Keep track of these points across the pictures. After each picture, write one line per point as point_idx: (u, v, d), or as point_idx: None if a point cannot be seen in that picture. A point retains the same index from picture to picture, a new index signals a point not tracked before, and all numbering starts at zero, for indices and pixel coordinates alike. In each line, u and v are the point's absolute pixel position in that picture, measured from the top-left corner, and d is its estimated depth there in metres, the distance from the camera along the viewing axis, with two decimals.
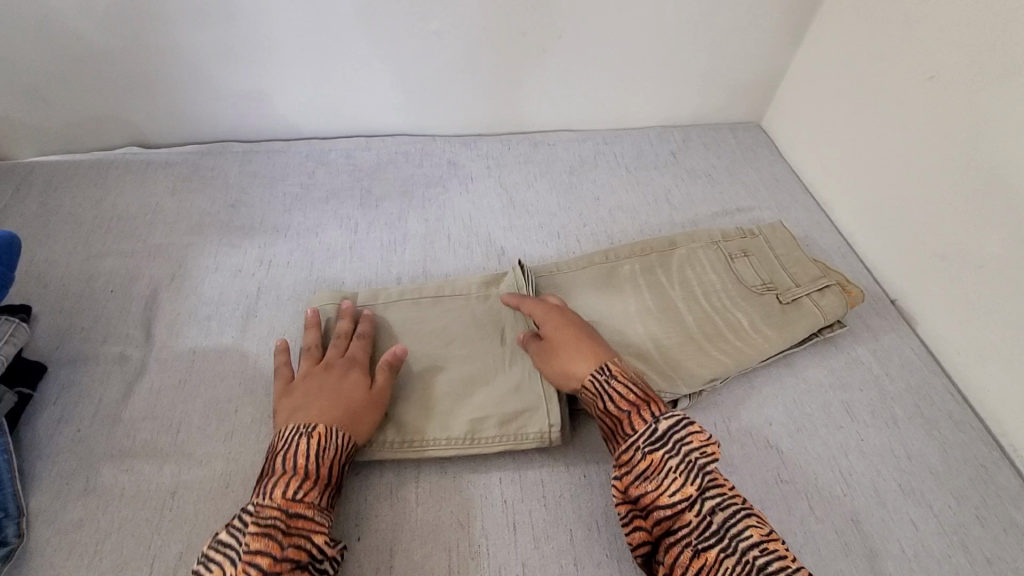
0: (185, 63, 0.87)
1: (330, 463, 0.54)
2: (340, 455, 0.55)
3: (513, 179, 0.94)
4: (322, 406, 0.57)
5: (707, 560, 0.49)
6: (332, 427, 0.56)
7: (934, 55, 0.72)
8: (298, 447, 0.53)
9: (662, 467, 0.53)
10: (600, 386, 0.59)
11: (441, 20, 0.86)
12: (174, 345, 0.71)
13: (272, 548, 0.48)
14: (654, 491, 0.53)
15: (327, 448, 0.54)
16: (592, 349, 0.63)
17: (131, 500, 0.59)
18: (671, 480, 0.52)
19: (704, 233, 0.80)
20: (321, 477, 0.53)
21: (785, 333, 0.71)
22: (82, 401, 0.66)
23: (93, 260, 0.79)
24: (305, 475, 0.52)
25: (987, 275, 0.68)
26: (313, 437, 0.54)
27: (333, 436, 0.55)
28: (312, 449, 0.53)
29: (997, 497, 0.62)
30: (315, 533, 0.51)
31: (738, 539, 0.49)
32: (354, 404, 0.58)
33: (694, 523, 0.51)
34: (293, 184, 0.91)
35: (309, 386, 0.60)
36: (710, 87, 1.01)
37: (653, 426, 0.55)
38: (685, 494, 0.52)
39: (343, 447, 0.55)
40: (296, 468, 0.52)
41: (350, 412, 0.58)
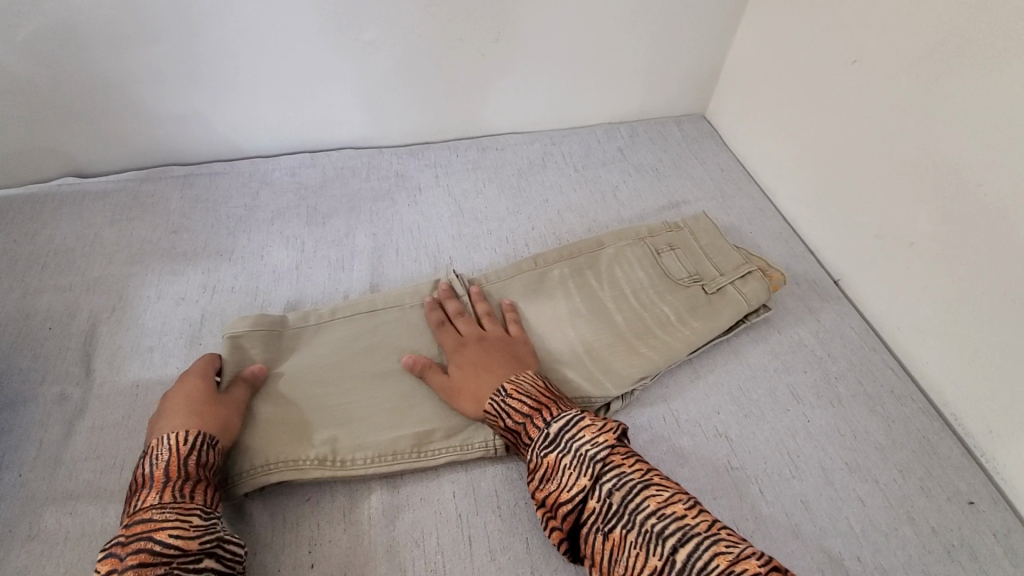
0: (116, 89, 0.85)
1: (163, 464, 0.53)
2: (180, 450, 0.54)
3: (462, 187, 0.94)
4: (163, 423, 0.57)
5: (613, 541, 0.50)
6: (163, 434, 0.56)
7: (857, 39, 0.74)
8: (138, 468, 0.54)
9: (558, 466, 0.54)
10: (497, 405, 0.60)
11: (376, 30, 0.86)
12: (117, 379, 0.70)
13: (114, 563, 0.47)
14: (555, 491, 0.54)
15: (160, 452, 0.54)
16: (489, 371, 0.64)
17: (74, 545, 0.57)
18: (567, 477, 0.53)
19: (630, 231, 0.80)
20: (158, 479, 0.52)
21: (712, 323, 0.72)
22: (21, 446, 0.64)
23: (30, 297, 0.77)
24: (144, 487, 0.52)
25: (919, 251, 0.70)
26: (148, 451, 0.55)
27: (165, 439, 0.55)
28: (146, 463, 0.54)
29: (940, 468, 0.64)
30: (158, 531, 0.48)
31: (636, 512, 0.50)
32: (197, 406, 0.59)
33: (596, 508, 0.52)
34: (237, 207, 0.89)
35: (157, 417, 0.60)
36: (653, 82, 1.02)
37: (545, 432, 0.56)
38: (581, 486, 0.53)
39: (178, 441, 0.55)
40: (137, 487, 0.53)
41: (190, 415, 0.58)
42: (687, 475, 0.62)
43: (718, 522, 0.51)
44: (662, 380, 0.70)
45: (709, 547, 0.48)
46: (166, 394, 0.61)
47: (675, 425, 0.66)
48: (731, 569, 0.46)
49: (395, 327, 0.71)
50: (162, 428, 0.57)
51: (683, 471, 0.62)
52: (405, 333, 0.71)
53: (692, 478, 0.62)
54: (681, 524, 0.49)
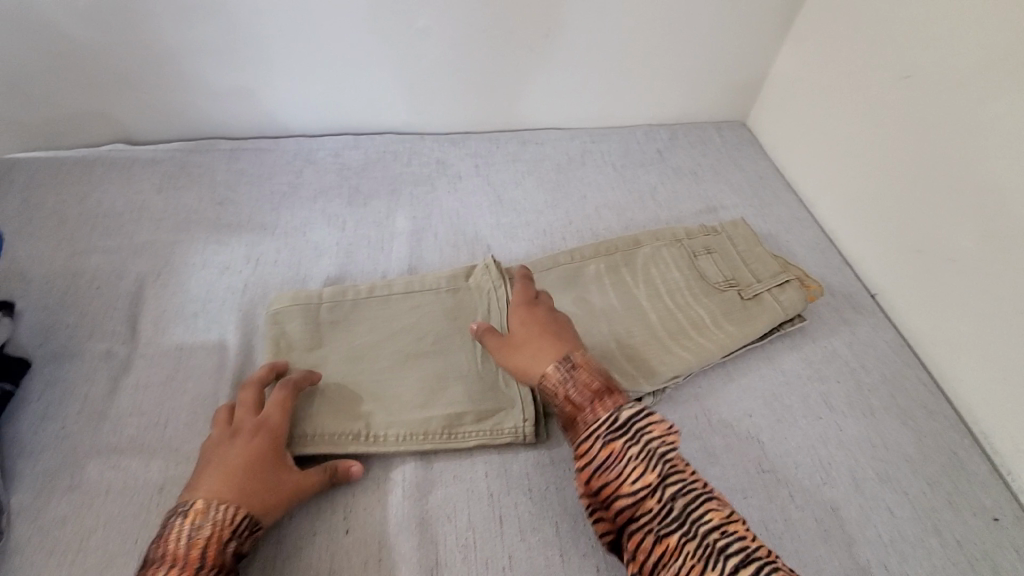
0: (170, 60, 0.87)
1: (200, 544, 0.49)
2: (223, 530, 0.50)
3: (501, 178, 0.95)
4: (212, 479, 0.53)
5: (668, 546, 0.50)
6: (209, 502, 0.51)
7: (907, 54, 0.75)
8: (172, 530, 0.50)
9: (624, 455, 0.54)
10: (565, 373, 0.59)
11: (429, 18, 0.87)
12: (161, 340, 0.71)
13: None
14: (616, 481, 0.54)
15: (203, 525, 0.50)
16: (560, 339, 0.63)
17: (117, 495, 0.59)
18: (632, 469, 0.53)
19: (667, 231, 0.81)
20: (189, 560, 0.48)
21: (746, 328, 0.72)
22: (68, 397, 0.66)
23: (79, 257, 0.79)
24: (173, 562, 0.48)
25: (960, 268, 0.70)
26: (188, 515, 0.50)
27: (211, 510, 0.51)
28: (184, 531, 0.50)
29: (969, 483, 0.64)
30: None
31: (698, 522, 0.51)
32: (254, 476, 0.54)
33: (656, 510, 0.52)
34: (281, 183, 0.91)
35: (207, 453, 0.55)
36: (695, 86, 1.03)
37: (615, 416, 0.56)
38: (646, 481, 0.53)
39: (225, 520, 0.51)
40: (162, 555, 0.49)
41: (243, 487, 0.53)
42: (717, 473, 0.63)
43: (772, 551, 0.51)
44: (695, 380, 0.71)
45: (769, 573, 0.48)
46: (229, 427, 0.57)
47: (707, 425, 0.67)
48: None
49: (432, 310, 0.72)
50: (210, 486, 0.52)
51: (713, 469, 0.63)
52: (440, 317, 0.71)
53: (722, 476, 0.63)
54: (743, 544, 0.50)
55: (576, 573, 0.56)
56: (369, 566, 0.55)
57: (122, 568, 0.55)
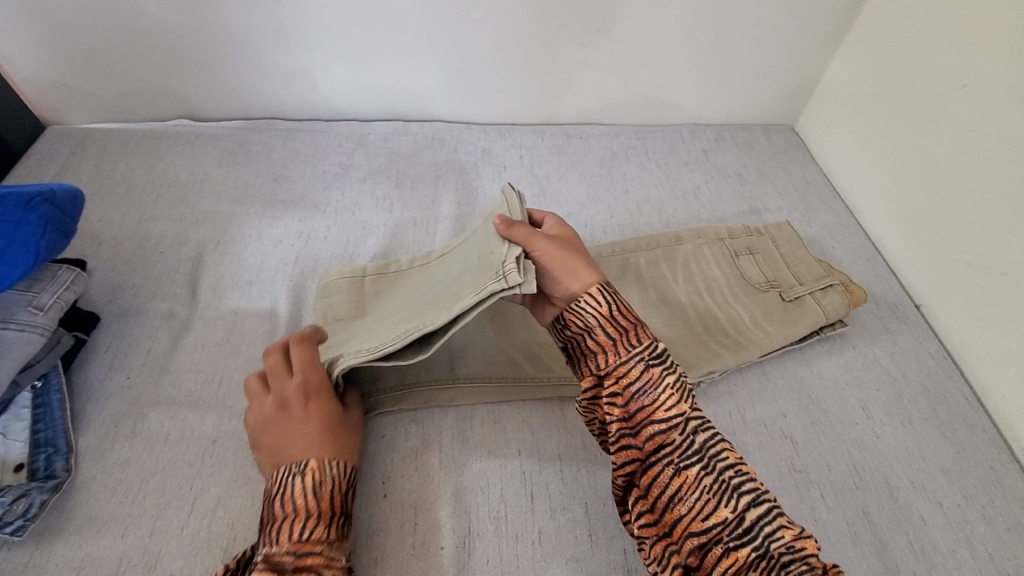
0: (237, 42, 0.91)
1: (330, 494, 0.52)
2: (341, 480, 0.54)
3: (545, 170, 0.96)
4: (312, 441, 0.54)
5: (686, 478, 0.50)
6: (324, 458, 0.53)
7: (968, 62, 0.73)
8: (294, 488, 0.51)
9: (660, 383, 0.54)
10: (609, 295, 0.57)
11: (485, 9, 0.89)
12: (218, 305, 0.75)
13: None
14: (649, 406, 0.53)
15: (326, 480, 0.52)
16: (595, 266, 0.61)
17: (174, 445, 0.63)
18: (667, 396, 0.53)
19: (709, 230, 0.81)
20: (325, 510, 0.51)
21: (785, 329, 0.72)
22: (132, 351, 0.71)
23: (145, 223, 0.84)
24: (308, 514, 0.50)
25: (1009, 282, 0.68)
26: (307, 474, 0.52)
27: (328, 467, 0.53)
28: (308, 487, 0.51)
29: (1007, 499, 0.63)
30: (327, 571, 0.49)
31: (716, 459, 0.51)
32: (344, 433, 0.57)
33: (678, 442, 0.51)
34: (333, 163, 0.94)
35: (284, 422, 0.55)
36: (745, 87, 1.02)
37: (654, 344, 0.56)
38: (679, 411, 0.53)
39: (342, 470, 0.54)
40: (296, 511, 0.50)
41: (340, 442, 0.56)
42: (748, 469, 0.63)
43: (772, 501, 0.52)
44: (730, 377, 0.71)
45: (776, 517, 0.48)
46: (291, 395, 0.57)
47: (740, 421, 0.67)
48: (792, 542, 0.47)
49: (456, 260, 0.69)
50: (311, 449, 0.54)
51: None
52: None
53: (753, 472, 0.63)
54: (753, 486, 0.50)
55: (603, 553, 0.57)
56: (405, 529, 0.57)
57: (177, 511, 0.59)
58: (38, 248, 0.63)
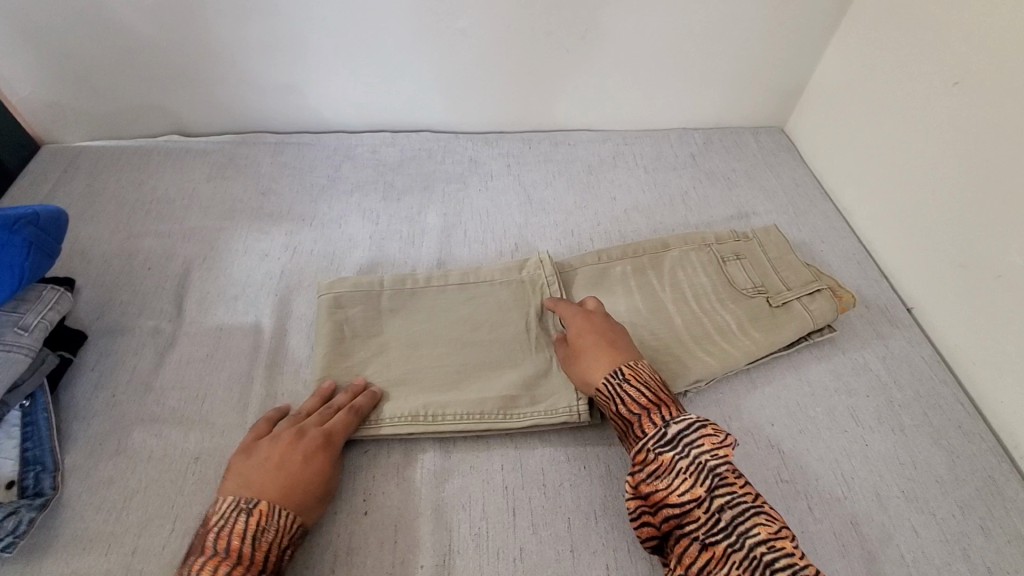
0: (223, 57, 0.92)
1: (265, 546, 0.51)
2: (282, 537, 0.52)
3: (532, 177, 0.96)
4: (277, 484, 0.55)
5: (714, 554, 0.50)
6: (274, 506, 0.53)
7: (959, 60, 0.72)
8: (234, 527, 0.51)
9: (672, 468, 0.54)
10: (613, 389, 0.60)
11: (468, 19, 0.89)
12: (203, 320, 0.76)
13: None
14: (663, 492, 0.54)
15: (268, 530, 0.52)
16: (608, 349, 0.64)
17: (158, 462, 0.63)
18: (681, 481, 0.53)
19: (696, 236, 0.81)
20: (255, 561, 0.50)
21: (773, 336, 0.71)
22: (118, 368, 0.71)
23: (134, 239, 0.85)
24: (233, 560, 0.50)
25: (1005, 285, 0.67)
26: (252, 514, 0.52)
27: (276, 516, 0.53)
28: (249, 529, 0.51)
29: (1004, 509, 0.62)
30: None
31: (746, 536, 0.50)
32: (316, 492, 0.56)
33: (702, 520, 0.52)
34: (320, 176, 0.95)
35: (269, 457, 0.57)
36: (734, 90, 1.01)
37: (663, 429, 0.56)
38: (694, 494, 0.53)
39: (286, 526, 0.53)
40: (225, 551, 0.50)
41: (304, 499, 0.55)
42: None
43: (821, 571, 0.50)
44: (718, 386, 0.70)
45: None
46: (299, 433, 0.59)
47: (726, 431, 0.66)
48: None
49: (482, 302, 0.74)
50: (276, 494, 0.54)
51: None
52: (493, 308, 0.73)
53: None
54: (790, 560, 0.49)
55: (585, 570, 0.56)
56: (384, 547, 0.57)
57: (159, 530, 0.59)
58: (21, 268, 0.64)
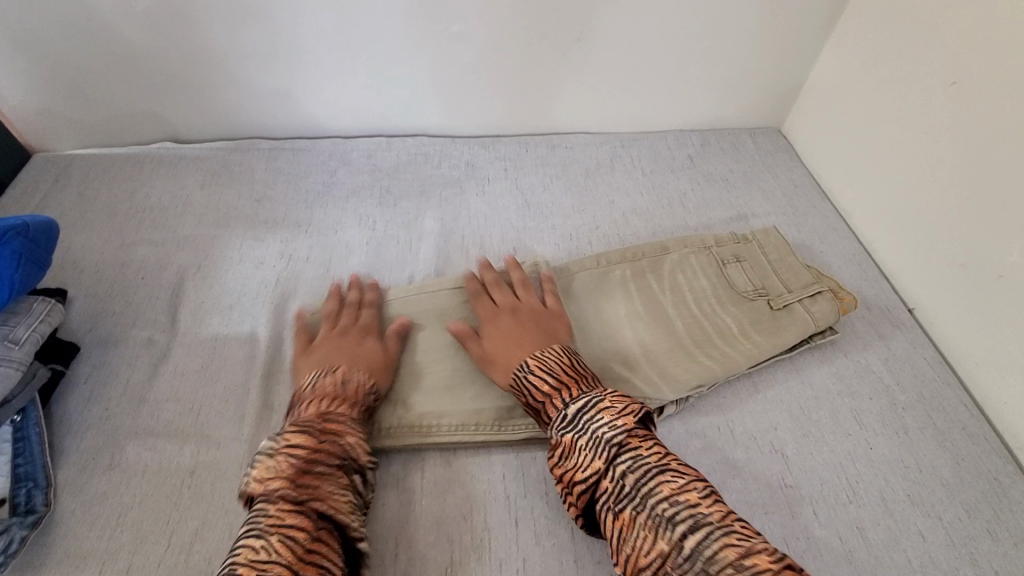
0: (216, 63, 0.91)
1: (355, 386, 0.62)
2: (365, 384, 0.63)
3: (529, 181, 0.95)
4: (346, 355, 0.65)
5: (623, 521, 0.51)
6: (352, 366, 0.64)
7: (958, 59, 0.71)
8: (323, 382, 0.61)
9: (575, 447, 0.56)
10: (521, 381, 0.63)
11: (464, 22, 0.88)
12: (198, 330, 0.75)
13: (309, 446, 0.54)
14: (572, 471, 0.55)
15: (349, 381, 0.62)
16: (517, 342, 0.66)
17: (152, 476, 0.62)
18: (583, 457, 0.55)
19: (695, 238, 0.80)
20: (348, 398, 0.61)
21: (774, 339, 0.71)
22: (111, 381, 0.70)
23: (126, 249, 0.84)
24: (334, 398, 0.60)
25: (1006, 285, 0.66)
26: (336, 372, 0.63)
27: (353, 372, 0.63)
28: (336, 380, 0.62)
29: (1010, 511, 0.61)
30: (347, 436, 0.57)
31: (648, 494, 0.51)
32: (377, 357, 0.66)
33: (609, 489, 0.53)
34: (316, 182, 0.94)
35: (328, 346, 0.67)
36: (731, 91, 1.01)
37: (563, 411, 0.58)
38: (595, 467, 0.54)
39: (364, 377, 0.63)
40: (321, 394, 0.60)
41: (372, 364, 0.65)
42: (738, 487, 0.62)
43: (734, 515, 0.50)
44: (720, 390, 0.70)
45: (719, 537, 0.47)
46: (344, 329, 0.69)
47: (730, 436, 0.66)
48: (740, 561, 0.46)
49: (477, 308, 0.73)
50: (347, 360, 0.64)
51: (734, 482, 0.62)
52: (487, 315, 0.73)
53: (743, 491, 0.61)
54: (692, 511, 0.49)
55: None
56: (385, 561, 0.56)
57: (154, 546, 0.58)
58: (12, 281, 0.63)
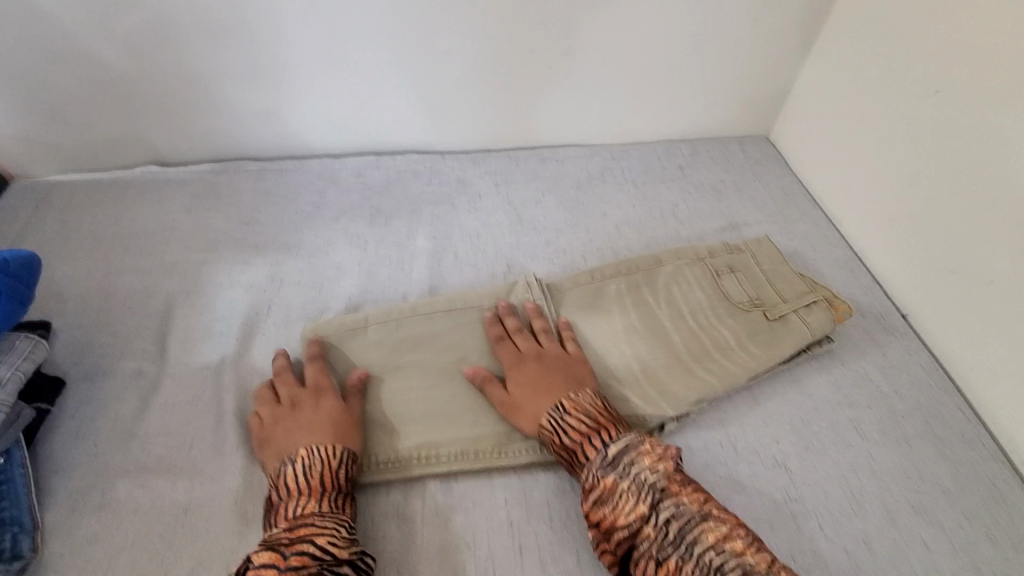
0: (199, 84, 0.90)
1: (317, 473, 0.57)
2: (328, 462, 0.58)
3: (521, 197, 0.95)
4: (303, 434, 0.60)
5: (668, 570, 0.50)
6: (308, 447, 0.59)
7: (939, 66, 0.72)
8: (286, 476, 0.57)
9: (615, 490, 0.55)
10: (556, 423, 0.61)
11: (450, 39, 0.88)
12: (188, 360, 0.73)
13: (278, 560, 0.50)
14: (611, 515, 0.54)
15: (313, 461, 0.58)
16: (548, 388, 0.64)
17: (145, 515, 0.60)
18: (625, 501, 0.54)
19: (688, 250, 0.80)
20: (313, 489, 0.56)
21: (772, 350, 0.71)
22: (100, 416, 0.68)
23: (112, 277, 0.82)
24: (298, 494, 0.56)
25: (997, 290, 0.67)
26: (295, 461, 0.58)
27: (312, 451, 0.58)
28: (297, 471, 0.57)
29: (1012, 517, 0.61)
30: (318, 537, 0.52)
31: (693, 544, 0.50)
32: (335, 421, 0.62)
33: (652, 536, 0.52)
34: (305, 204, 0.92)
35: (284, 428, 0.62)
36: (718, 101, 1.01)
37: (604, 452, 0.57)
38: (638, 512, 0.53)
39: (326, 453, 0.58)
40: (287, 493, 0.56)
41: (333, 432, 0.61)
42: (742, 503, 0.61)
43: (779, 563, 0.49)
44: (720, 404, 0.69)
45: None
46: (293, 399, 0.64)
47: (732, 451, 0.65)
48: None
49: (469, 328, 0.72)
50: (302, 439, 0.60)
51: (738, 498, 0.62)
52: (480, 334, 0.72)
53: (748, 506, 0.61)
54: (740, 561, 0.49)
55: None
56: None
57: None
58: None
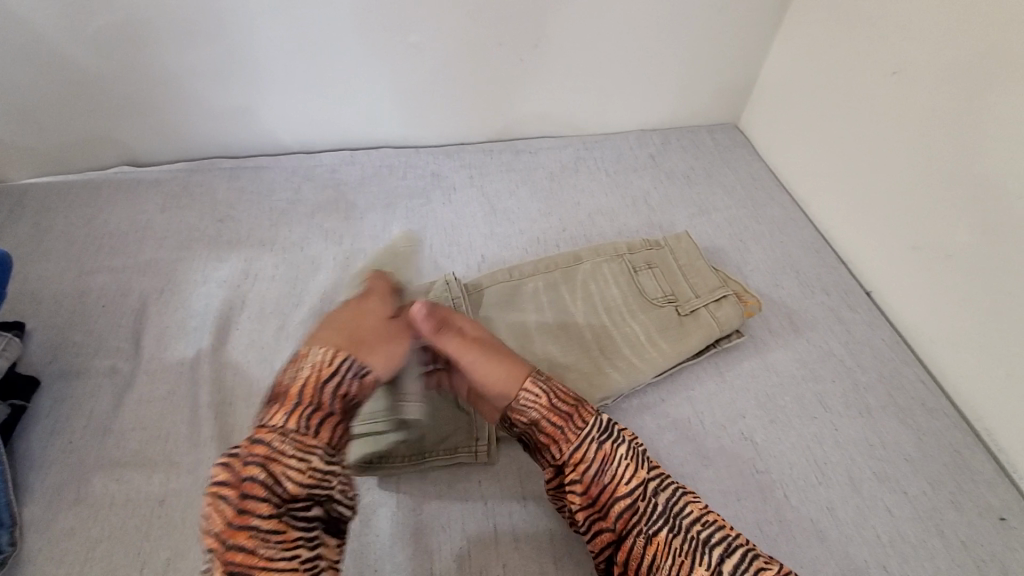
0: (170, 82, 0.90)
1: (302, 382, 0.54)
2: (322, 370, 0.55)
3: (495, 188, 0.96)
4: (336, 333, 0.58)
5: (658, 545, 0.51)
6: (315, 346, 0.57)
7: (895, 47, 0.75)
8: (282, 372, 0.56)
9: (614, 458, 0.54)
10: (543, 384, 0.57)
11: (421, 34, 0.89)
12: (163, 356, 0.73)
13: (230, 479, 0.48)
14: (612, 483, 0.53)
15: (304, 366, 0.55)
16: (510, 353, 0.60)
17: (121, 508, 0.61)
18: (625, 468, 0.54)
19: (608, 246, 0.79)
20: (292, 399, 0.53)
21: (679, 345, 0.70)
22: (75, 413, 0.68)
23: (86, 277, 0.82)
24: (277, 400, 0.53)
25: (955, 263, 0.69)
26: (296, 358, 0.56)
27: (315, 352, 0.56)
28: (290, 372, 0.55)
29: (972, 482, 0.64)
30: (278, 464, 0.49)
31: (682, 517, 0.52)
32: (384, 331, 0.60)
33: (646, 509, 0.52)
34: (280, 200, 0.93)
35: (334, 326, 0.60)
36: (688, 89, 1.03)
37: (601, 419, 0.56)
38: (638, 479, 0.53)
39: (326, 359, 0.56)
40: (272, 394, 0.54)
41: (360, 338, 0.58)
42: (711, 476, 0.63)
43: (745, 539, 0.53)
44: (689, 382, 0.71)
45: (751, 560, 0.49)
46: (362, 306, 0.63)
47: (700, 428, 0.67)
48: None
49: None
50: (326, 335, 0.58)
51: (707, 472, 0.63)
52: None
53: (716, 479, 0.63)
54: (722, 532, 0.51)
55: None
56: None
57: None
58: None
